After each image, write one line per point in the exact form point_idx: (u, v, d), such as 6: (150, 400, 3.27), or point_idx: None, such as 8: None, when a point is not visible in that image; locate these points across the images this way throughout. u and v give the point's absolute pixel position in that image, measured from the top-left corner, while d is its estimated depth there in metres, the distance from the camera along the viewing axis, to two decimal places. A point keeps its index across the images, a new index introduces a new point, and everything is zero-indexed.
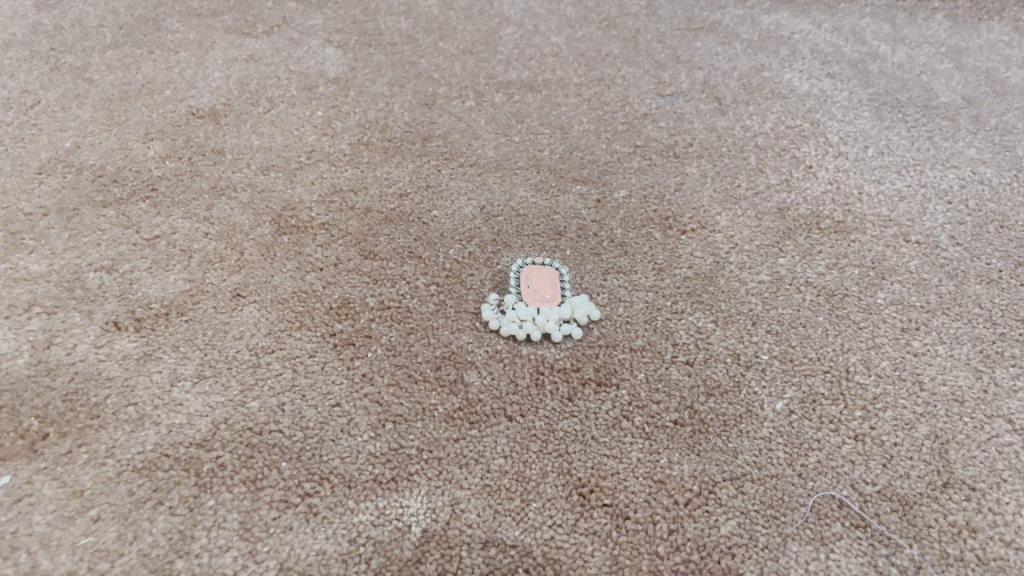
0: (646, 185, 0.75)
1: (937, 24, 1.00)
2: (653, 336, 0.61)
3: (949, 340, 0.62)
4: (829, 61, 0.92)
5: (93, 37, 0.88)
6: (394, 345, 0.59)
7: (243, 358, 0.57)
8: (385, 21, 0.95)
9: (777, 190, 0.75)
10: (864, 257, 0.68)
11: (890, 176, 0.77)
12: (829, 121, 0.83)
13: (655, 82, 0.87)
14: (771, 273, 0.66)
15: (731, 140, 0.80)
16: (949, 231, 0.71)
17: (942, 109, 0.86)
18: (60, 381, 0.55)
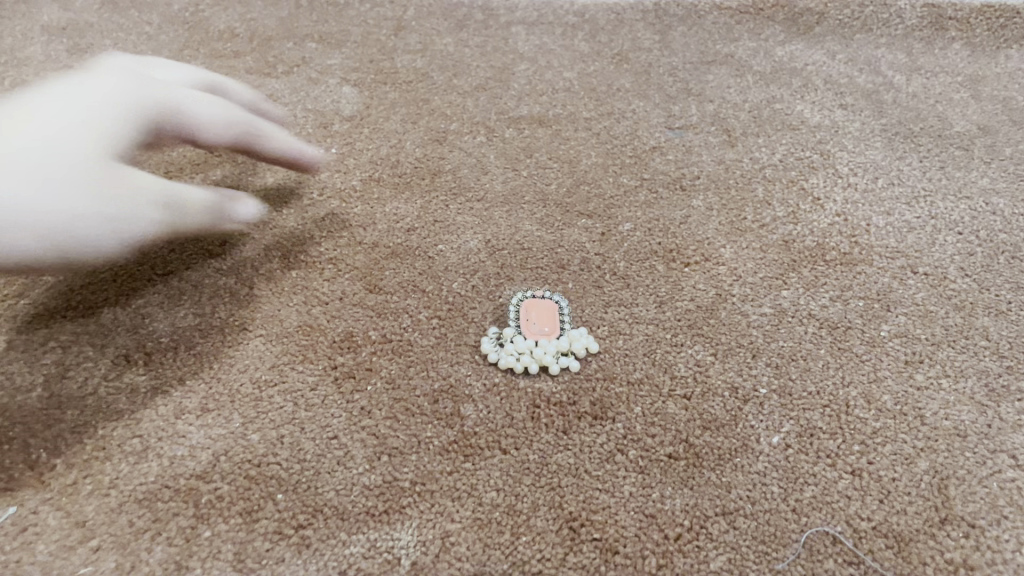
0: (651, 218, 0.75)
1: (955, 53, 0.99)
2: (651, 369, 0.61)
3: (955, 373, 0.61)
4: (842, 92, 0.92)
5: None
6: (393, 379, 0.60)
7: (246, 392, 0.59)
8: (401, 60, 0.97)
9: (783, 222, 0.75)
10: (870, 288, 0.68)
11: (900, 207, 0.76)
12: (839, 152, 0.83)
13: (665, 116, 0.88)
14: (774, 305, 0.66)
15: (739, 172, 0.80)
16: (958, 262, 0.70)
17: (956, 139, 0.85)
18: (70, 413, 0.56)
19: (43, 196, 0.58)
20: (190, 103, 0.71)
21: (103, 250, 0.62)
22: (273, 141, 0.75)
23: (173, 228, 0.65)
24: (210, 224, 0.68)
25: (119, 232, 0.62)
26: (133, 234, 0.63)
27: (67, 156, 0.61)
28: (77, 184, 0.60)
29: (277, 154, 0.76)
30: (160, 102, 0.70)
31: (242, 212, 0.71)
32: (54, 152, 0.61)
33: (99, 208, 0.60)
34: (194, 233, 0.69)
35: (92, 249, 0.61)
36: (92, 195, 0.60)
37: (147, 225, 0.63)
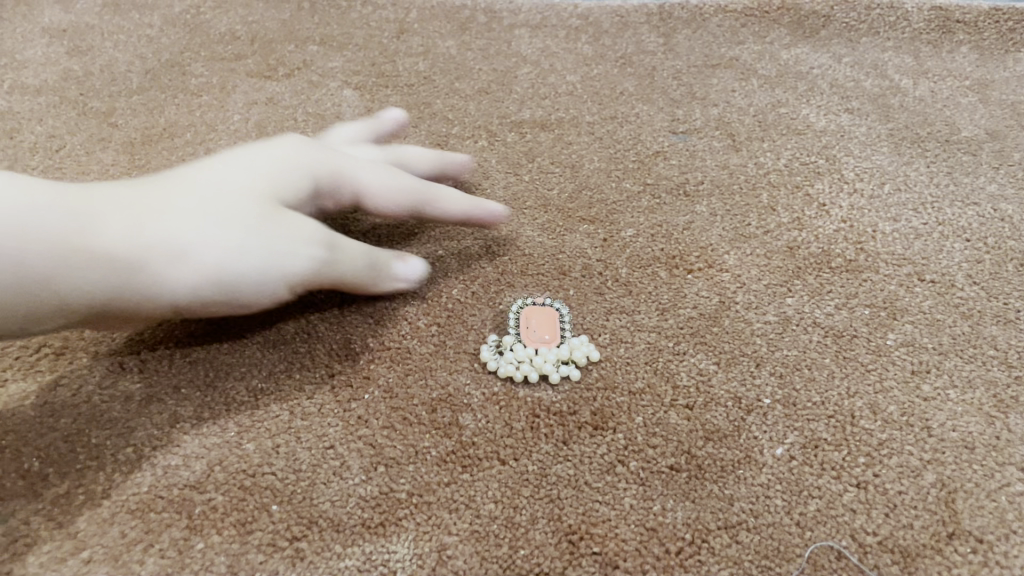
0: (654, 224, 0.74)
1: (963, 56, 0.98)
2: (653, 378, 0.60)
3: (962, 383, 0.60)
4: (849, 96, 0.91)
5: (120, 83, 0.91)
6: (391, 388, 0.59)
7: (242, 400, 0.58)
8: (403, 63, 0.96)
9: (788, 228, 0.73)
10: (876, 296, 0.67)
11: (907, 213, 0.75)
12: (845, 157, 0.82)
13: (668, 120, 0.87)
14: (778, 313, 0.65)
15: (743, 177, 0.79)
16: (966, 269, 0.69)
17: (964, 144, 0.84)
18: (63, 421, 0.56)
19: (191, 235, 0.54)
20: (367, 175, 0.67)
21: (267, 295, 0.58)
22: (438, 203, 0.69)
23: (337, 272, 0.60)
24: (366, 282, 0.63)
25: (282, 272, 0.57)
26: (298, 275, 0.58)
27: (215, 197, 0.57)
28: (224, 222, 0.56)
29: (442, 217, 0.70)
30: (303, 143, 0.66)
31: (406, 282, 0.65)
32: (210, 197, 0.57)
33: (256, 246, 0.55)
34: (365, 285, 0.63)
35: (257, 291, 0.57)
36: (244, 231, 0.55)
37: (310, 263, 0.58)
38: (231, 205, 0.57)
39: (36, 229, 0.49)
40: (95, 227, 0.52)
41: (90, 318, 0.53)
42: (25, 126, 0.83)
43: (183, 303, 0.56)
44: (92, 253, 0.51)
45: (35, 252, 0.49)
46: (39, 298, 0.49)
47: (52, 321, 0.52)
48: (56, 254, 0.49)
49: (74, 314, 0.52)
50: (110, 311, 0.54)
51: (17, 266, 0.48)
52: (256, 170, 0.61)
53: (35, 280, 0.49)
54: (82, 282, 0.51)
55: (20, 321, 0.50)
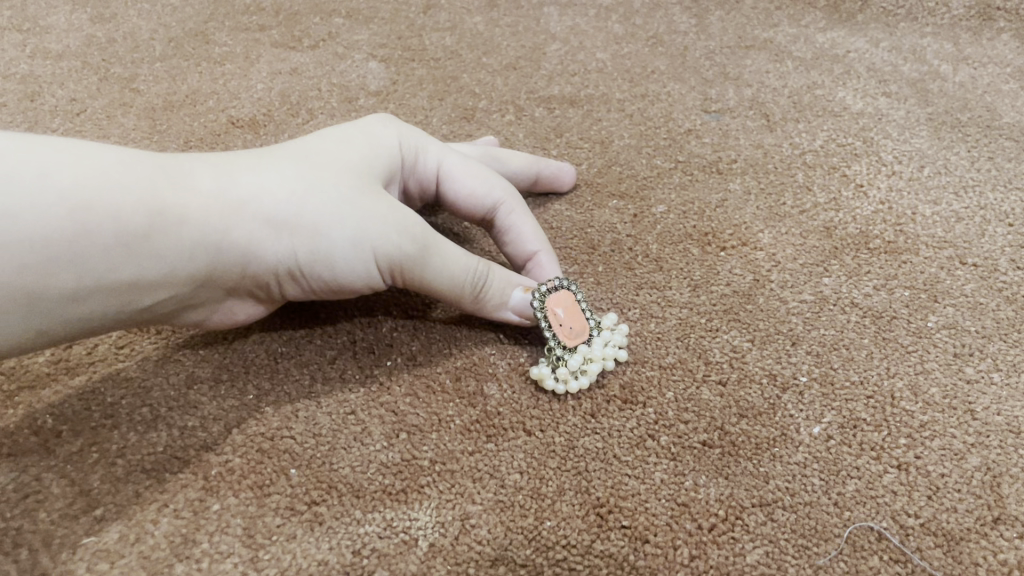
0: (686, 201, 0.72)
1: (1003, 43, 0.95)
2: (685, 353, 0.58)
3: (1007, 368, 0.58)
4: (886, 80, 0.89)
5: (143, 50, 0.89)
6: (415, 355, 0.57)
7: (261, 362, 0.56)
8: (430, 37, 0.94)
9: (824, 208, 0.71)
10: (916, 278, 0.64)
11: (947, 197, 0.73)
12: (883, 139, 0.80)
13: (700, 99, 0.85)
14: (815, 293, 0.63)
15: (777, 157, 0.77)
16: (1009, 254, 0.67)
17: (1006, 130, 0.81)
18: (79, 380, 0.54)
19: (285, 197, 0.49)
20: (456, 162, 0.62)
21: (362, 276, 0.53)
22: (515, 223, 0.61)
23: (444, 278, 0.54)
24: (474, 299, 0.55)
25: (380, 253, 0.51)
26: (397, 263, 0.52)
27: (308, 162, 0.52)
28: (318, 187, 0.51)
29: (511, 245, 0.62)
30: (399, 123, 0.62)
31: (515, 316, 0.57)
32: (304, 162, 0.52)
33: (353, 216, 0.50)
34: (469, 303, 0.56)
35: (354, 268, 0.52)
36: (338, 199, 0.50)
37: (413, 254, 0.52)
38: (326, 171, 0.52)
39: (125, 184, 0.44)
40: (189, 185, 0.47)
41: (184, 292, 0.48)
42: (46, 90, 0.82)
43: (277, 273, 0.51)
44: (187, 211, 0.46)
45: (131, 209, 0.43)
46: (133, 263, 0.44)
47: (150, 295, 0.46)
48: (152, 210, 0.44)
49: (169, 287, 0.47)
50: (203, 283, 0.49)
51: (110, 223, 0.43)
52: (348, 144, 0.56)
53: (130, 238, 0.44)
54: (178, 244, 0.46)
55: (123, 294, 0.45)
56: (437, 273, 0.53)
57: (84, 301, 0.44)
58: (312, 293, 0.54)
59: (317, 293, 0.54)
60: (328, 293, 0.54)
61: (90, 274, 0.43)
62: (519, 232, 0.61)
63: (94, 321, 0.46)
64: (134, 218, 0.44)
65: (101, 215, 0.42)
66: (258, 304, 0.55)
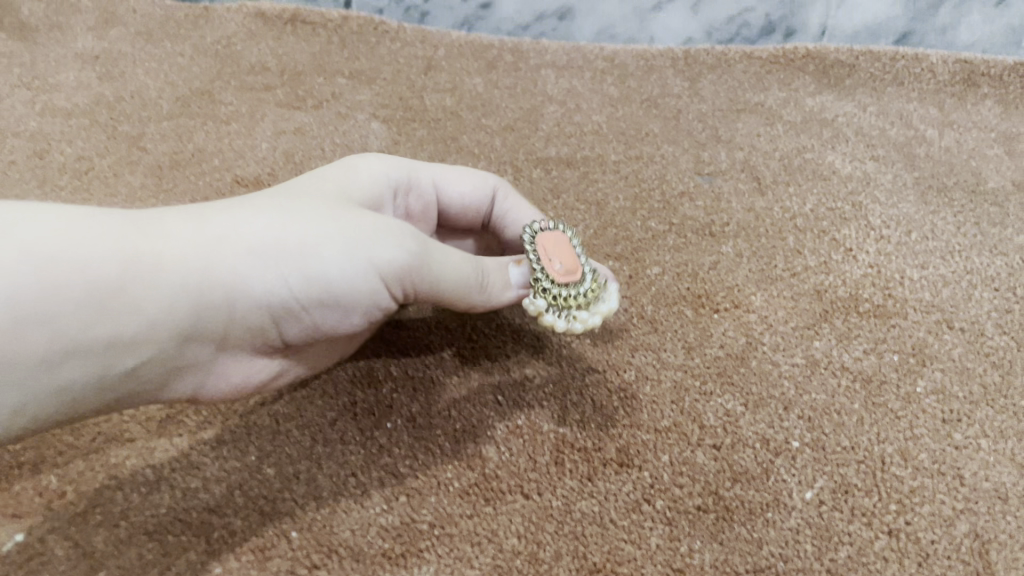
0: (680, 263, 0.74)
1: (988, 109, 0.98)
2: (680, 416, 0.59)
3: (994, 434, 0.59)
4: (874, 144, 0.91)
5: (150, 108, 0.92)
6: (414, 417, 0.58)
7: (263, 423, 0.57)
8: (430, 97, 0.97)
9: (814, 271, 0.73)
10: (905, 342, 0.66)
11: (935, 261, 0.75)
12: (872, 203, 0.82)
13: (693, 162, 0.88)
14: (806, 356, 0.64)
15: (768, 221, 0.79)
16: (995, 319, 0.68)
17: (991, 195, 0.84)
18: (83, 441, 0.56)
19: (262, 230, 0.49)
20: (443, 172, 0.68)
21: (364, 295, 0.53)
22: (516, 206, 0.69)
23: (448, 280, 0.55)
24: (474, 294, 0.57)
25: (380, 265, 0.52)
26: (403, 274, 0.53)
27: (277, 200, 0.52)
28: (292, 217, 0.51)
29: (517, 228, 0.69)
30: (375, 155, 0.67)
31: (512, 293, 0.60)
32: (272, 200, 0.52)
33: (336, 237, 0.51)
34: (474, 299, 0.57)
35: (353, 284, 0.52)
36: (316, 225, 0.51)
37: (414, 260, 0.53)
38: (295, 204, 0.52)
39: (91, 239, 0.43)
40: (159, 232, 0.46)
41: (175, 347, 0.47)
42: (54, 147, 0.84)
43: (273, 308, 0.51)
44: (158, 255, 0.45)
45: (96, 259, 0.43)
46: (110, 318, 0.43)
47: (136, 353, 0.45)
48: (121, 259, 0.44)
49: (156, 341, 0.46)
50: (193, 335, 0.48)
51: (76, 277, 0.42)
52: (311, 186, 0.57)
53: (102, 289, 0.43)
54: (157, 291, 0.45)
55: (105, 355, 0.44)
56: (441, 274, 0.54)
57: (65, 366, 0.42)
58: (313, 326, 0.54)
59: (321, 324, 0.54)
60: (325, 320, 0.54)
61: (64, 334, 0.42)
62: (519, 221, 0.69)
63: (77, 390, 0.44)
64: (100, 272, 0.43)
65: (66, 271, 0.41)
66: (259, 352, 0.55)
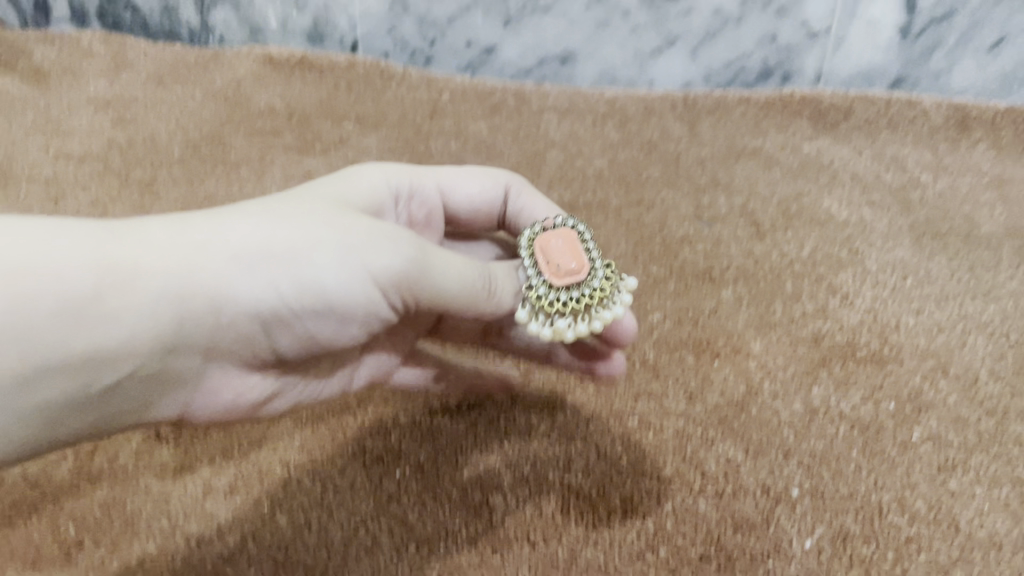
0: (681, 308, 0.76)
1: (981, 153, 1.00)
2: (682, 464, 0.60)
3: (989, 481, 0.60)
4: (870, 189, 0.94)
5: (162, 153, 0.94)
6: (423, 465, 0.60)
7: (276, 472, 0.59)
8: (436, 141, 0.99)
9: (812, 317, 0.75)
10: (901, 389, 0.67)
11: (930, 307, 0.76)
12: (868, 249, 0.84)
13: (693, 206, 0.90)
14: (804, 403, 0.66)
15: (767, 266, 0.81)
16: (990, 366, 0.70)
17: (984, 240, 0.86)
18: (101, 489, 0.57)
19: (249, 237, 0.49)
20: (446, 175, 0.71)
21: (361, 302, 0.53)
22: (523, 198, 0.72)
23: (448, 289, 0.54)
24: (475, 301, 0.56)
25: (375, 273, 0.51)
26: (401, 281, 0.52)
27: (269, 204, 0.52)
28: (282, 222, 0.50)
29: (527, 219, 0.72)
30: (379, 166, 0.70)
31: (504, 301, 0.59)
32: (264, 205, 0.52)
33: (327, 245, 0.50)
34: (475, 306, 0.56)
35: (346, 292, 0.51)
36: (307, 231, 0.50)
37: (412, 267, 0.52)
38: (286, 209, 0.52)
39: (67, 251, 0.43)
40: (140, 241, 0.46)
41: (158, 359, 0.47)
42: (68, 193, 0.86)
43: (262, 319, 0.50)
44: (137, 266, 0.44)
45: (72, 272, 0.42)
46: (86, 331, 0.43)
47: (114, 367, 0.45)
48: (97, 269, 0.43)
49: (137, 355, 0.45)
50: (178, 346, 0.47)
51: (47, 288, 0.41)
52: (306, 192, 0.56)
53: (76, 300, 0.42)
54: (136, 302, 0.44)
55: (84, 370, 0.43)
56: (442, 281, 0.53)
57: (40, 382, 0.42)
58: (307, 334, 0.54)
59: (314, 331, 0.54)
60: (319, 327, 0.53)
61: (37, 350, 0.41)
62: (531, 211, 0.72)
63: (57, 407, 0.44)
64: (75, 283, 0.42)
65: (37, 284, 0.41)
66: (252, 363, 0.55)
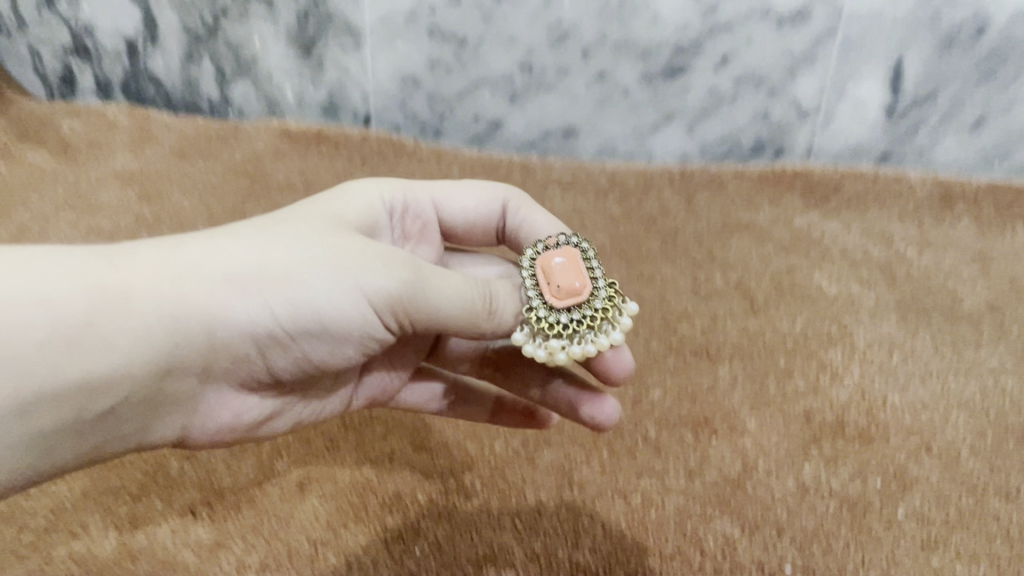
0: (681, 386, 0.80)
1: (964, 228, 1.06)
2: (683, 541, 0.65)
3: (970, 557, 0.64)
4: (858, 265, 0.99)
5: (187, 228, 0.99)
6: (440, 542, 0.64)
7: (303, 550, 0.63)
8: None
9: (804, 395, 0.80)
10: (887, 467, 0.72)
11: (915, 384, 0.81)
12: (856, 325, 0.89)
13: (691, 282, 0.95)
14: (797, 481, 0.70)
15: (761, 342, 0.86)
16: (970, 443, 0.74)
17: (966, 317, 0.91)
18: (141, 568, 0.61)
19: (244, 264, 0.53)
20: (442, 193, 0.78)
21: (359, 321, 0.58)
22: (520, 209, 0.77)
23: (446, 307, 0.58)
24: (474, 318, 0.60)
25: (369, 293, 0.56)
26: (396, 301, 0.57)
27: (266, 229, 0.56)
28: (278, 249, 0.55)
29: (524, 229, 0.77)
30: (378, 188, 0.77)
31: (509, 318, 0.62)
32: (261, 230, 0.56)
33: (322, 270, 0.55)
34: (477, 323, 0.60)
35: (338, 314, 0.56)
36: (301, 257, 0.55)
37: (406, 289, 0.57)
38: (283, 234, 0.56)
39: (65, 281, 0.46)
40: (137, 270, 0.50)
41: (154, 380, 0.51)
42: None
43: (257, 339, 0.55)
44: (131, 294, 0.48)
45: (70, 302, 0.46)
46: (85, 357, 0.46)
47: (112, 393, 0.49)
48: (94, 297, 0.47)
49: (131, 380, 0.49)
50: (172, 368, 0.52)
51: (40, 318, 0.45)
52: (304, 214, 0.61)
53: (73, 330, 0.46)
54: (131, 329, 0.48)
55: (83, 396, 0.47)
56: (439, 301, 0.58)
57: (41, 407, 0.46)
58: (301, 353, 0.59)
59: (308, 349, 0.59)
60: (314, 345, 0.58)
61: (39, 377, 0.45)
62: (529, 221, 0.77)
63: (57, 429, 0.47)
64: (73, 312, 0.46)
65: (36, 313, 0.44)
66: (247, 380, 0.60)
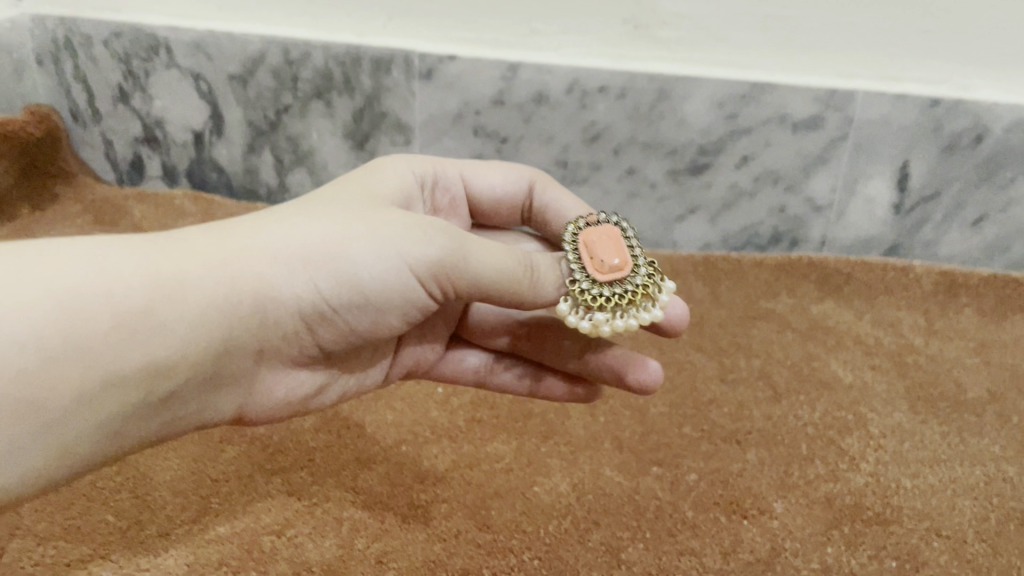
0: (713, 469, 0.89)
1: (966, 318, 1.15)
2: None
3: None
4: (871, 352, 1.08)
5: None
6: None
7: None
8: None
9: (824, 479, 0.88)
10: (902, 549, 0.80)
11: (924, 471, 0.90)
12: (870, 412, 0.98)
13: (718, 367, 1.05)
14: (821, 561, 0.78)
15: (784, 428, 0.95)
16: (975, 527, 0.83)
17: (971, 405, 0.99)
18: None
19: (288, 244, 0.63)
20: (472, 170, 0.89)
21: (402, 289, 0.67)
22: (544, 190, 0.88)
23: (488, 274, 0.67)
24: (514, 287, 0.68)
25: (414, 261, 0.65)
26: (442, 267, 0.66)
27: (306, 212, 0.66)
28: (319, 228, 0.64)
29: (546, 208, 0.88)
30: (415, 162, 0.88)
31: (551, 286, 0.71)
32: (304, 213, 0.66)
33: (364, 244, 0.64)
34: (517, 292, 0.69)
35: (377, 284, 0.65)
36: (340, 233, 0.64)
37: (448, 256, 0.65)
38: (326, 214, 0.66)
39: (126, 274, 0.56)
40: (188, 258, 0.59)
41: (210, 357, 0.61)
42: None
43: (303, 309, 0.64)
44: (186, 278, 0.58)
45: (130, 291, 0.55)
46: (145, 340, 0.56)
47: (171, 375, 0.59)
48: (150, 285, 0.56)
49: (188, 358, 0.59)
50: (226, 345, 0.62)
51: (104, 309, 0.54)
52: (344, 195, 0.70)
53: (132, 314, 0.55)
54: (185, 310, 0.58)
55: (147, 376, 0.57)
56: (480, 269, 0.66)
57: (111, 387, 0.55)
58: (344, 322, 0.68)
59: (352, 319, 0.68)
60: (358, 313, 0.67)
61: (109, 360, 0.54)
62: (554, 201, 0.87)
63: (128, 407, 0.58)
64: (133, 301, 0.55)
65: (101, 302, 0.54)
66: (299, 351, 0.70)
